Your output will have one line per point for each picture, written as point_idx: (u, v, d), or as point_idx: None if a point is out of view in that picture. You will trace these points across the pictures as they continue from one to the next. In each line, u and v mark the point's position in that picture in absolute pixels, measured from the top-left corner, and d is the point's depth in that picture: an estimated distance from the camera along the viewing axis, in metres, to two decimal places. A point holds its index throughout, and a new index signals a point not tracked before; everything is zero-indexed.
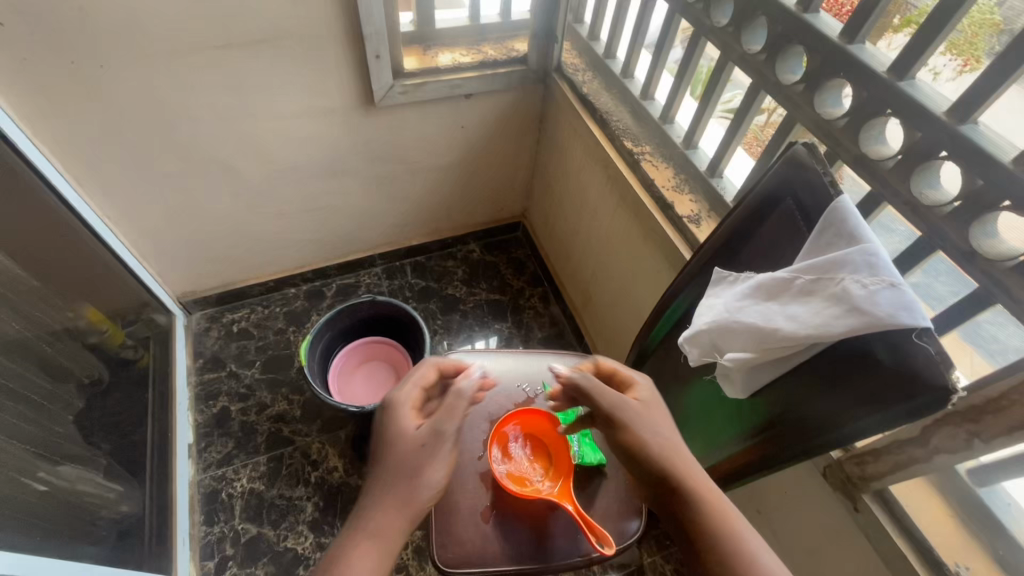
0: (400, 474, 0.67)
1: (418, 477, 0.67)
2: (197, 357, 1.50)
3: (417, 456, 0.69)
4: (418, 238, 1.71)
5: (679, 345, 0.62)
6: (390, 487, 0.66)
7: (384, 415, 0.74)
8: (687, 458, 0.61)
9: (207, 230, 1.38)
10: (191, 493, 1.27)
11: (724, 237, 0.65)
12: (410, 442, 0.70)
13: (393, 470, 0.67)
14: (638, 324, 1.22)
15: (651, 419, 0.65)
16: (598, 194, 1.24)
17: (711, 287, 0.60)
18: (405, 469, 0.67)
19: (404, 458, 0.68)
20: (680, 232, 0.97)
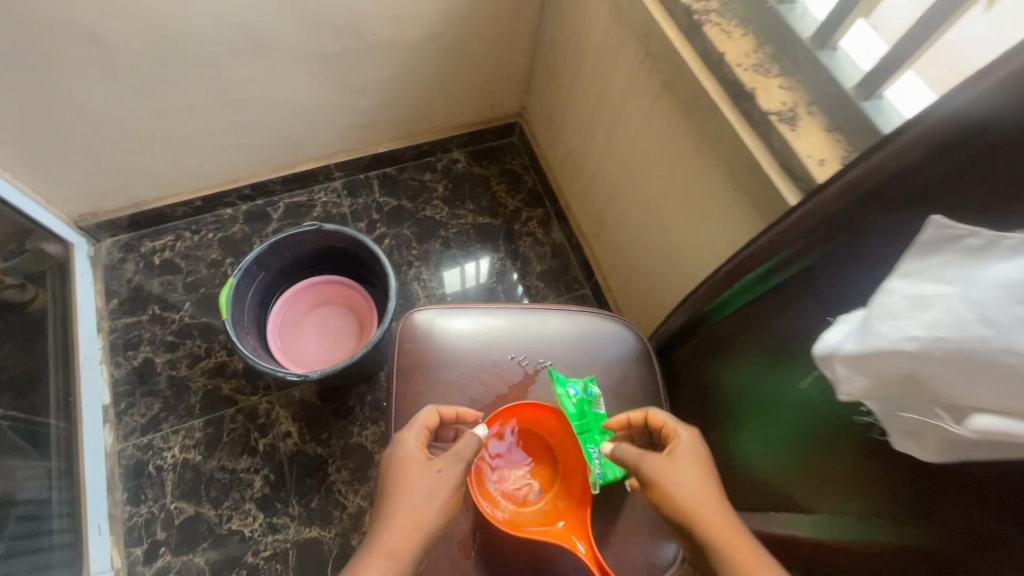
0: (407, 502, 0.52)
1: (431, 510, 0.52)
2: (110, 296, 1.20)
3: (430, 485, 0.53)
4: (387, 143, 1.33)
5: (837, 364, 0.41)
6: (394, 521, 0.51)
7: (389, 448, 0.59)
8: (719, 509, 0.47)
9: (87, 131, 1.01)
10: (110, 466, 1.05)
11: (936, 146, 0.38)
12: (421, 469, 0.55)
13: (397, 500, 0.52)
14: (672, 265, 0.92)
15: (676, 470, 0.50)
16: (627, 81, 0.87)
17: (922, 264, 0.37)
18: (414, 501, 0.52)
19: (410, 488, 0.53)
20: (762, 136, 0.63)
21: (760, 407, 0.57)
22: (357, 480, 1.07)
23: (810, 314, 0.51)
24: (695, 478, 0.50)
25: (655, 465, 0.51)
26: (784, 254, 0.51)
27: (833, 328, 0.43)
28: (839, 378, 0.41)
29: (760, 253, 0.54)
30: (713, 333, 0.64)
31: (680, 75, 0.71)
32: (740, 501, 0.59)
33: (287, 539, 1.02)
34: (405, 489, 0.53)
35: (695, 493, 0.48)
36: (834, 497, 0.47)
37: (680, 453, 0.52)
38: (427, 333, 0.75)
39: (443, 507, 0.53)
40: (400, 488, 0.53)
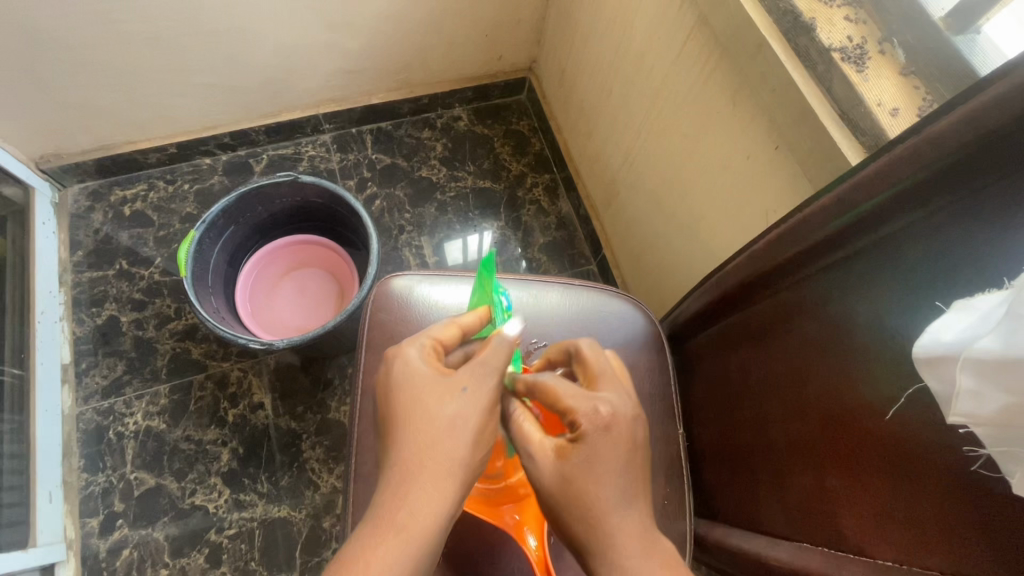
0: (421, 440, 0.40)
1: (450, 450, 0.39)
2: (75, 248, 1.10)
3: (457, 416, 0.40)
4: (381, 94, 1.21)
5: (963, 367, 0.32)
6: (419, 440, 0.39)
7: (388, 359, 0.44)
8: (621, 531, 0.36)
9: (41, 62, 0.90)
10: (68, 430, 0.97)
11: None
12: (438, 392, 0.41)
13: (406, 438, 0.40)
14: (692, 238, 0.81)
15: (593, 484, 0.37)
16: (653, 19, 0.74)
17: None
18: (433, 439, 0.39)
19: (429, 420, 0.40)
20: (819, 80, 0.51)
21: (798, 415, 0.46)
22: (331, 459, 0.99)
23: (880, 302, 0.40)
24: (613, 492, 0.37)
25: (561, 480, 0.38)
26: (846, 223, 0.40)
27: (949, 318, 0.34)
28: (961, 390, 0.32)
29: (815, 221, 0.43)
30: (743, 319, 0.53)
31: (718, 5, 0.58)
32: (761, 524, 0.49)
33: (254, 517, 0.95)
34: (418, 426, 0.40)
35: (606, 515, 0.36)
36: (904, 544, 0.37)
37: (590, 456, 0.37)
38: (405, 302, 0.66)
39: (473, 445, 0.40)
40: (406, 424, 0.40)
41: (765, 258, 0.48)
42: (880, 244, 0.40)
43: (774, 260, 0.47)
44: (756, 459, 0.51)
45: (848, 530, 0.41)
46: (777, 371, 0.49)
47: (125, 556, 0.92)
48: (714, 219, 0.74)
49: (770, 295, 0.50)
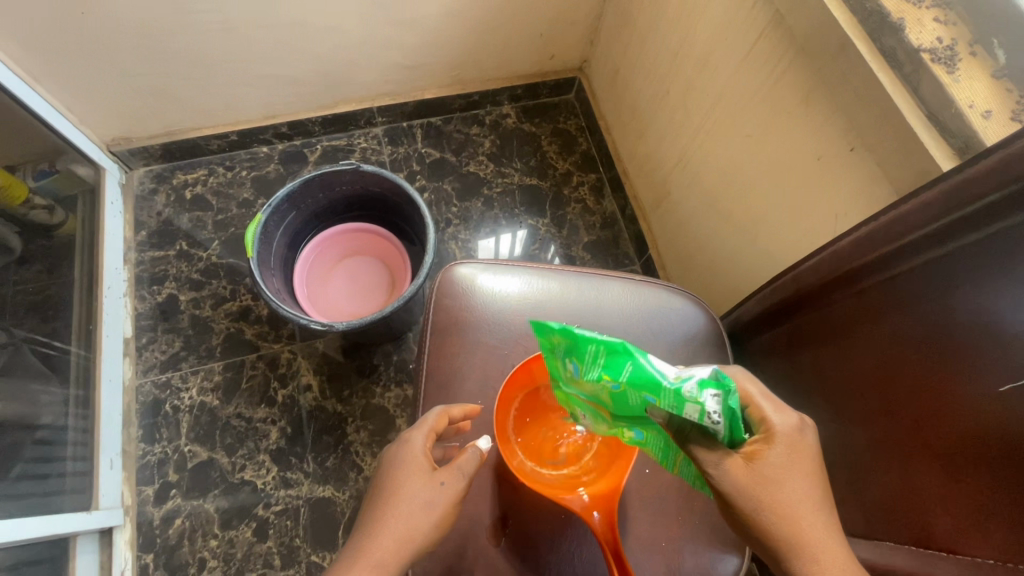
0: (398, 517, 0.47)
1: (424, 521, 0.48)
2: (139, 228, 1.15)
3: (429, 497, 0.48)
4: (434, 89, 1.23)
5: None
6: (390, 517, 0.47)
7: (394, 445, 0.52)
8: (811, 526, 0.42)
9: (119, 50, 0.94)
10: (128, 401, 1.02)
11: None
12: (423, 476, 0.49)
13: (390, 507, 0.48)
14: (748, 242, 0.81)
15: (777, 489, 0.42)
16: (721, 20, 0.74)
17: None
18: (409, 512, 0.48)
19: (407, 497, 0.48)
20: (905, 80, 0.50)
21: (883, 415, 0.49)
22: (375, 443, 1.01)
23: (988, 299, 0.41)
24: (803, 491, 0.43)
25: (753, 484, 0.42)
26: (950, 220, 0.42)
27: None
28: None
29: (913, 218, 0.45)
30: (819, 317, 0.55)
31: (798, 5, 0.58)
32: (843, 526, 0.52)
33: (300, 495, 0.98)
34: (402, 495, 0.48)
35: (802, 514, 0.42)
36: (998, 543, 0.40)
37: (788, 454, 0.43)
38: (467, 290, 0.67)
39: (436, 526, 0.48)
40: (398, 495, 0.48)
41: (853, 256, 0.50)
42: (987, 242, 0.41)
43: (864, 256, 0.49)
44: (833, 459, 0.53)
45: (939, 529, 0.44)
46: (857, 371, 0.51)
47: (177, 525, 0.96)
48: (773, 223, 0.74)
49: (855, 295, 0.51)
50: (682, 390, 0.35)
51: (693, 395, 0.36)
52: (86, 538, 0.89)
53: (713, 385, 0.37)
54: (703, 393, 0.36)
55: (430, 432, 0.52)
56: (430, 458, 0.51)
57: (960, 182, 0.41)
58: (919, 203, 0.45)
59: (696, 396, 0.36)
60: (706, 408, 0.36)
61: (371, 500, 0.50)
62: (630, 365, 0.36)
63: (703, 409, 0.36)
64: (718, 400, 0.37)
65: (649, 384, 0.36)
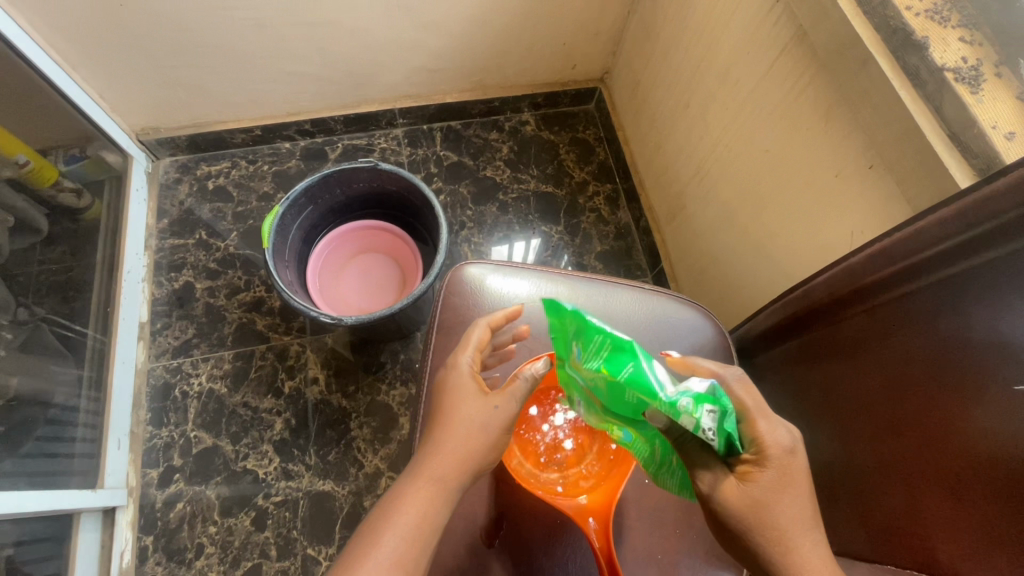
0: (456, 441, 0.49)
1: (478, 442, 0.50)
2: (161, 216, 1.18)
3: (483, 420, 0.50)
4: (455, 94, 1.25)
5: None
6: (449, 439, 0.50)
7: (444, 370, 0.54)
8: None
9: (152, 42, 0.96)
10: (139, 383, 1.04)
11: None
12: (476, 400, 0.51)
13: (448, 428, 0.50)
14: (762, 257, 0.80)
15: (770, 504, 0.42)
16: (742, 34, 0.75)
17: None
18: (467, 433, 0.50)
19: (464, 418, 0.50)
20: (927, 99, 0.50)
21: (889, 435, 0.48)
22: (378, 440, 1.02)
23: (1004, 315, 0.40)
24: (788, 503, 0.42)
25: (752, 506, 0.41)
26: (972, 236, 0.42)
27: None
28: None
29: (932, 233, 0.44)
30: (828, 333, 0.55)
31: (821, 21, 0.57)
32: (845, 548, 0.51)
33: (300, 488, 0.98)
34: (458, 418, 0.51)
35: (788, 530, 0.42)
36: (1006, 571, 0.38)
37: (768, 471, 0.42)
38: (476, 290, 0.67)
39: (491, 446, 0.50)
40: (454, 418, 0.51)
41: (865, 271, 0.50)
42: (1007, 262, 0.40)
43: (876, 272, 0.49)
44: (838, 479, 0.52)
45: (945, 555, 0.42)
46: (866, 391, 0.50)
47: (178, 509, 0.97)
48: (788, 239, 0.74)
49: (866, 311, 0.51)
50: (678, 404, 0.37)
51: (687, 410, 0.37)
52: (89, 515, 0.90)
53: (710, 401, 0.39)
54: (700, 408, 0.37)
55: (476, 353, 0.54)
56: (480, 381, 0.53)
57: (980, 200, 0.41)
58: (935, 220, 0.44)
59: (692, 409, 0.37)
60: (700, 422, 0.38)
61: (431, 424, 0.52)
62: (631, 367, 0.37)
63: (698, 422, 0.38)
64: (714, 416, 0.39)
65: (645, 391, 0.37)
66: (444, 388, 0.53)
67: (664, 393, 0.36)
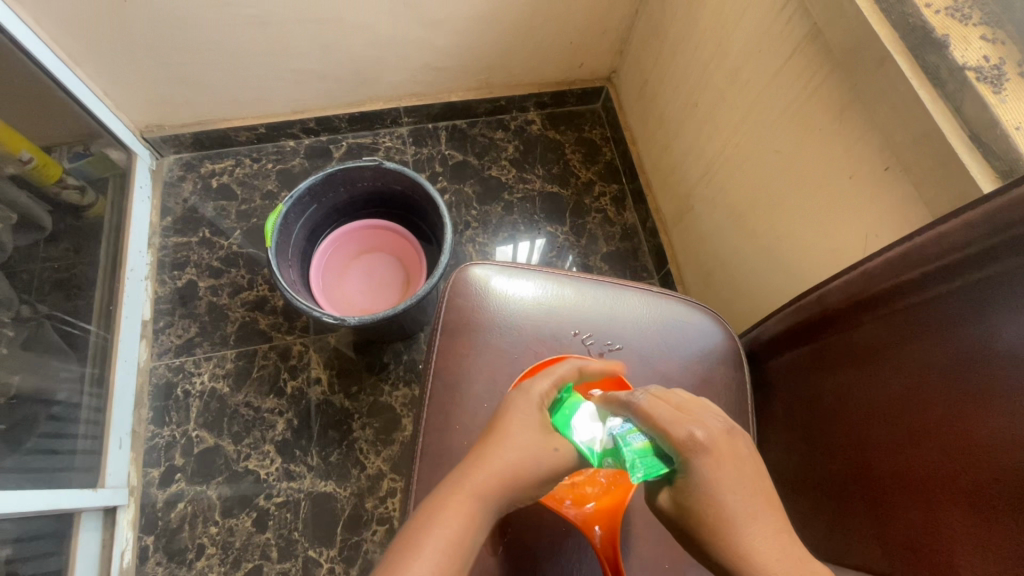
0: (506, 465, 0.46)
1: (527, 474, 0.46)
2: (165, 214, 1.17)
3: (541, 453, 0.47)
4: (461, 93, 1.24)
5: None
6: (498, 460, 0.46)
7: (514, 392, 0.52)
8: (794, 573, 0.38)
9: (157, 39, 0.96)
10: (142, 382, 1.03)
11: None
12: (539, 435, 0.49)
13: (498, 451, 0.47)
14: (771, 260, 0.79)
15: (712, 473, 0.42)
16: (754, 34, 0.73)
17: None
18: (516, 459, 0.47)
19: (520, 446, 0.47)
20: (947, 99, 0.48)
21: (908, 444, 0.47)
22: (380, 441, 1.01)
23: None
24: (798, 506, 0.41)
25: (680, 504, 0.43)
26: (997, 241, 0.40)
27: None
28: None
29: (954, 238, 0.43)
30: (842, 339, 0.54)
31: (837, 19, 0.56)
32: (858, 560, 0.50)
33: (301, 489, 0.97)
34: (511, 445, 0.47)
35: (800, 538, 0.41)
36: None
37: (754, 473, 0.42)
38: (481, 291, 0.66)
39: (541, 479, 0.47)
40: (499, 442, 0.48)
41: (883, 276, 0.49)
42: None
43: (894, 277, 0.48)
44: (853, 489, 0.51)
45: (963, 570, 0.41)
46: (882, 399, 0.49)
47: (179, 509, 0.96)
48: (799, 242, 0.72)
49: (882, 317, 0.50)
50: None
51: None
52: (90, 515, 0.90)
53: None
54: None
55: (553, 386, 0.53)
56: (544, 416, 0.50)
57: (1005, 204, 0.40)
58: (958, 224, 0.43)
59: None
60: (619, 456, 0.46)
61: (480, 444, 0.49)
62: None
63: None
64: None
65: None
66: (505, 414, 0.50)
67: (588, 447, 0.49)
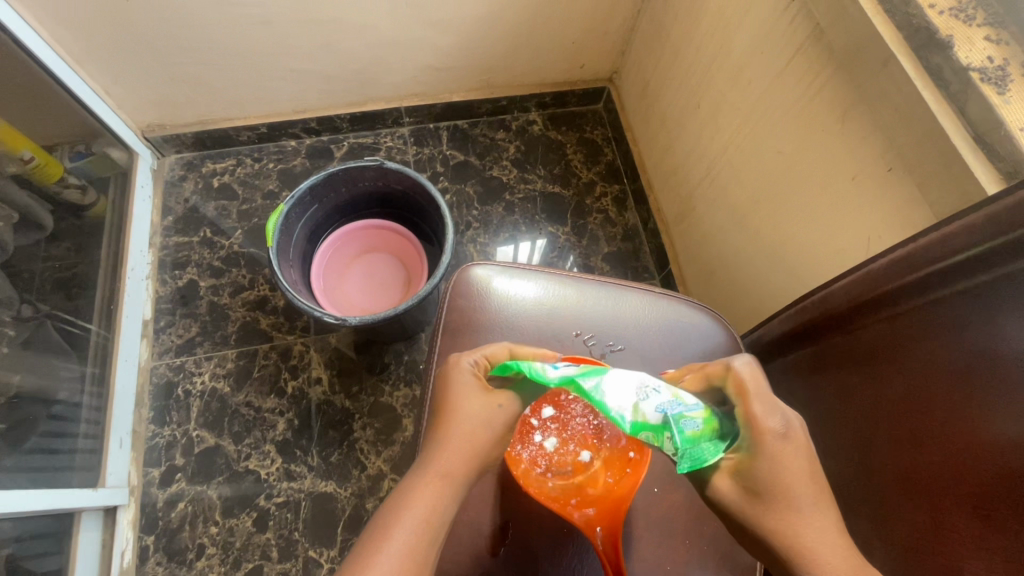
0: (460, 436, 0.50)
1: (483, 437, 0.50)
2: (166, 214, 1.17)
3: (486, 415, 0.51)
4: (462, 93, 1.24)
5: None
6: (452, 434, 0.50)
7: (446, 366, 0.55)
8: None
9: (158, 38, 0.96)
10: (142, 381, 1.03)
11: None
12: (481, 398, 0.52)
13: (450, 426, 0.50)
14: (773, 261, 0.79)
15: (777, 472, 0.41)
16: (756, 34, 0.73)
17: None
18: (468, 427, 0.50)
19: (467, 415, 0.51)
20: (951, 100, 0.48)
21: (911, 446, 0.46)
22: (381, 441, 1.01)
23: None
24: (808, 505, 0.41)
25: (740, 496, 0.42)
26: (1000, 242, 0.40)
27: None
28: None
29: (958, 239, 0.43)
30: (846, 340, 0.53)
31: (839, 19, 0.56)
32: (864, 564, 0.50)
33: (302, 489, 0.97)
34: (460, 414, 0.51)
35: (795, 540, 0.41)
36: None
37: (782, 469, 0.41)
38: (482, 291, 0.66)
39: (493, 441, 0.51)
40: (453, 418, 0.51)
41: (887, 278, 0.48)
42: None
43: (898, 279, 0.47)
44: (856, 491, 0.51)
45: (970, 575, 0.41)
46: (885, 401, 0.49)
47: (180, 509, 0.96)
48: (801, 243, 0.72)
49: (885, 318, 0.49)
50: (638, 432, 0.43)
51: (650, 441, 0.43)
52: (90, 515, 0.90)
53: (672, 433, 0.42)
54: (662, 438, 0.43)
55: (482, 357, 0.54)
56: (483, 381, 0.53)
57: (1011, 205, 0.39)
58: (963, 225, 0.43)
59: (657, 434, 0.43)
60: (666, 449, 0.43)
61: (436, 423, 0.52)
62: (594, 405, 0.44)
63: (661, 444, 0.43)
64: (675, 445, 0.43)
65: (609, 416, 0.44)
66: (448, 390, 0.53)
67: (619, 418, 0.43)
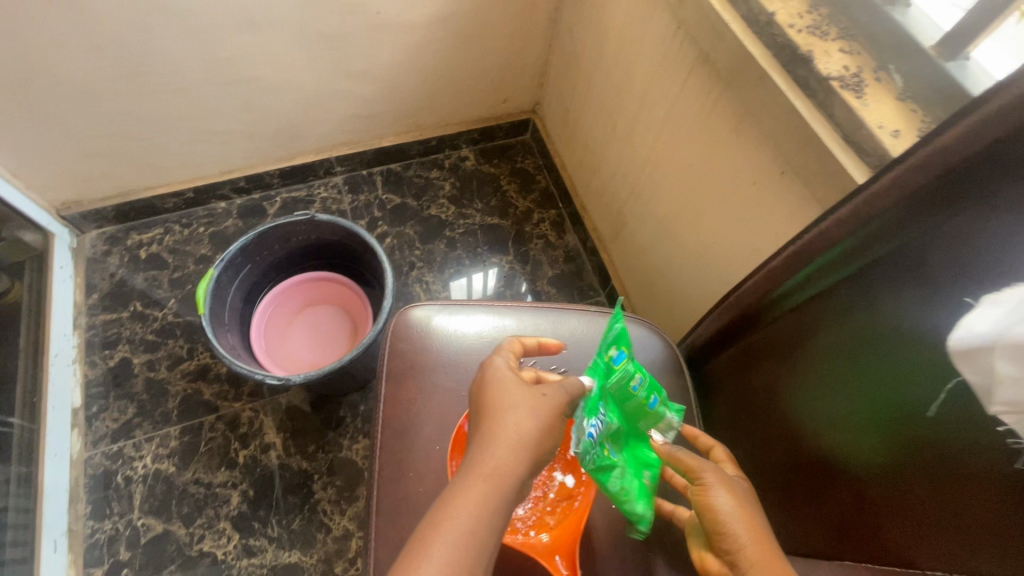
0: (504, 434, 0.44)
1: (531, 431, 0.44)
2: (91, 292, 1.12)
3: (533, 405, 0.45)
4: (391, 137, 1.25)
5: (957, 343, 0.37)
6: (498, 432, 0.44)
7: (479, 370, 0.50)
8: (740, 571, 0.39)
9: (67, 115, 0.93)
10: (75, 476, 0.96)
11: None
12: (524, 388, 0.47)
13: (493, 425, 0.44)
14: (699, 266, 0.83)
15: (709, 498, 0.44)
16: (652, 60, 0.79)
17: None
18: (515, 423, 0.44)
19: (511, 409, 0.45)
20: (820, 106, 0.53)
21: (829, 429, 0.49)
22: (343, 499, 0.97)
23: (902, 298, 0.43)
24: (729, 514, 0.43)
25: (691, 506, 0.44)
26: (869, 232, 0.44)
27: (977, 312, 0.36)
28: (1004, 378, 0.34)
29: (834, 233, 0.47)
30: (763, 336, 0.56)
31: (717, 43, 0.61)
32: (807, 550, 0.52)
33: (264, 563, 0.92)
34: (505, 409, 0.45)
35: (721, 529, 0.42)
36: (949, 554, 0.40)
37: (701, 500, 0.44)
38: (422, 332, 0.67)
39: (546, 433, 0.45)
40: (495, 419, 0.45)
41: (785, 273, 0.52)
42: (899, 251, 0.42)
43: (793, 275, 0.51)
44: (791, 477, 0.54)
45: (889, 535, 0.44)
46: (804, 391, 0.52)
47: None
48: (721, 247, 0.76)
49: (790, 313, 0.53)
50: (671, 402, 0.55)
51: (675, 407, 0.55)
52: None
53: None
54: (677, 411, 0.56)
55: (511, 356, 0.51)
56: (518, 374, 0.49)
57: (871, 197, 0.43)
58: (835, 221, 0.47)
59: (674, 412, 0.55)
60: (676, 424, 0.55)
61: (477, 425, 0.46)
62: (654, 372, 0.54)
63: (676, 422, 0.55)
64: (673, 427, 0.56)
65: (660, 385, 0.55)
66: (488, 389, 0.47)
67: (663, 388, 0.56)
